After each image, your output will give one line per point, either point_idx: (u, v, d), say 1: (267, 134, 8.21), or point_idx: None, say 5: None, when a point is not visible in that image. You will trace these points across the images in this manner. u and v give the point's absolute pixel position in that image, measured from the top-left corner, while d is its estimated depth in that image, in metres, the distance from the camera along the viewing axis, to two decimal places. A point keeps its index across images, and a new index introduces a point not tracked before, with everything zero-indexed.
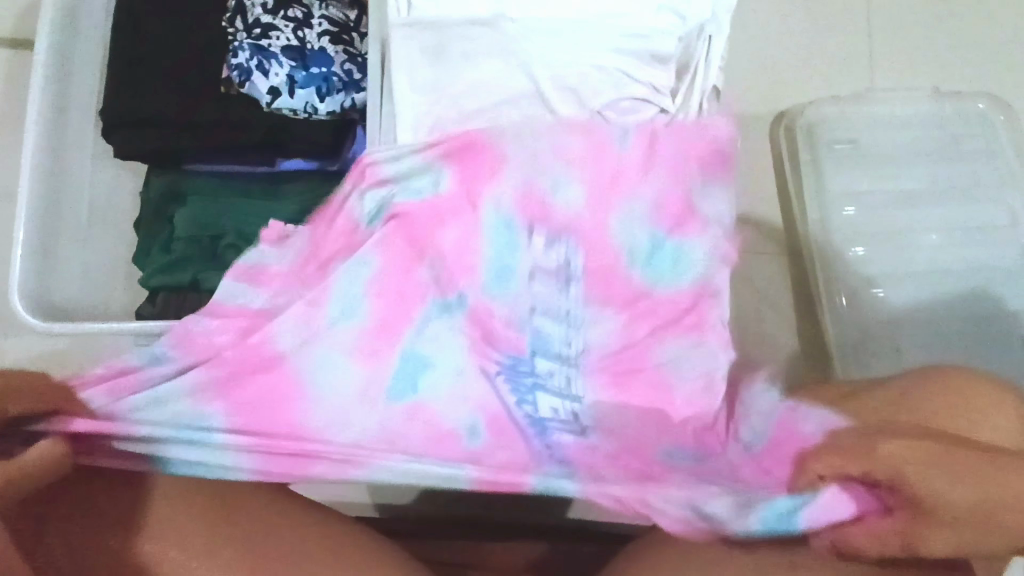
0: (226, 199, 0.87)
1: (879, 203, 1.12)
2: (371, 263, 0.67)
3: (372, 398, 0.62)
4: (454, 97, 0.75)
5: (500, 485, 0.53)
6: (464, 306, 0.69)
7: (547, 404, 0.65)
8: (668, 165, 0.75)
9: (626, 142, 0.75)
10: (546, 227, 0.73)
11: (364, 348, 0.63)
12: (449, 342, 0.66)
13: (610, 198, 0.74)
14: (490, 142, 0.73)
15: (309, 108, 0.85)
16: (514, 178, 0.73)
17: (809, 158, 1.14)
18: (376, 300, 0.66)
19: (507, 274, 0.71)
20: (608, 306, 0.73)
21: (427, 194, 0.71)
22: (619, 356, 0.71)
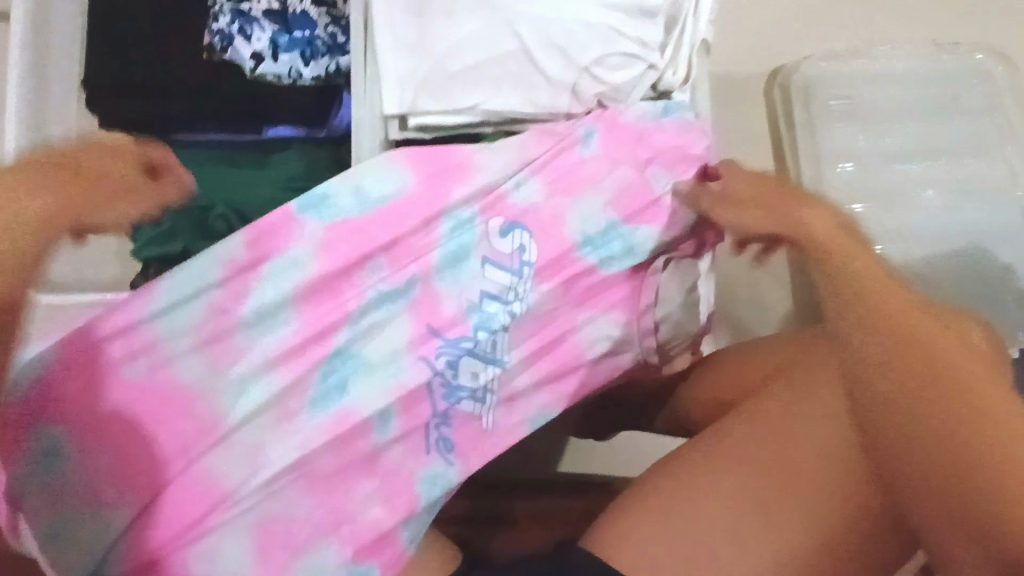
0: (214, 169, 0.87)
1: (875, 160, 1.11)
2: (307, 262, 0.64)
3: (292, 410, 0.61)
4: (438, 59, 0.73)
5: (399, 489, 0.64)
6: (409, 296, 0.67)
7: (468, 371, 0.68)
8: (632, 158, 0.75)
9: (590, 142, 0.74)
10: (501, 217, 0.70)
11: (296, 351, 0.62)
12: (389, 333, 0.66)
13: (570, 189, 0.72)
14: (456, 153, 0.70)
15: (293, 74, 0.83)
16: (478, 184, 0.70)
17: (803, 120, 1.13)
18: (314, 290, 0.63)
19: (460, 263, 0.69)
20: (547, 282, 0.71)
21: (390, 195, 0.67)
22: (545, 328, 0.72)
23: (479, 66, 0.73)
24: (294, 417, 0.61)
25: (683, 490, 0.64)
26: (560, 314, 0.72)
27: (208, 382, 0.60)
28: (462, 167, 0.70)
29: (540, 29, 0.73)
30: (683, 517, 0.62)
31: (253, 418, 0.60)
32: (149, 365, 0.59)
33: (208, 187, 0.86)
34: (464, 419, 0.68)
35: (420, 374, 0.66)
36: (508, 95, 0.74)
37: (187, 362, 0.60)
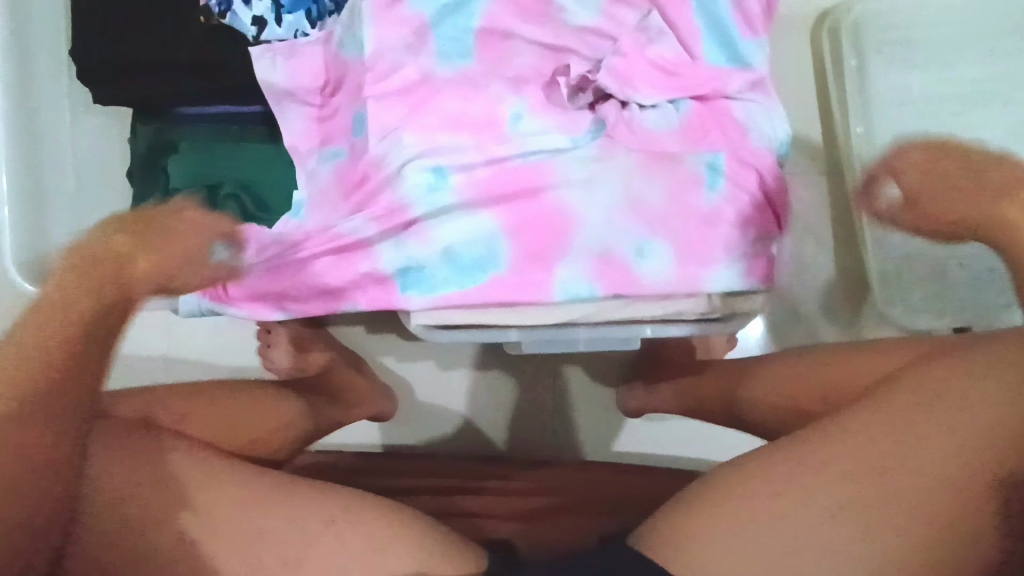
0: (220, 146, 0.82)
1: (931, 110, 1.02)
2: (368, 37, 0.70)
3: (418, 49, 0.69)
4: (454, 44, 0.68)
5: (473, 122, 0.67)
6: (479, 9, 0.68)
7: (525, 48, 0.68)
8: (695, 243, 0.66)
9: (590, 6, 0.69)
10: (555, 23, 0.68)
11: (385, 107, 0.69)
12: (473, 17, 0.68)
13: (703, 260, 0.66)
14: (419, 36, 0.69)
15: (299, 36, 0.79)
16: (500, 8, 0.68)
17: (855, 65, 1.04)
18: (380, 62, 0.69)
19: (461, 9, 0.68)
20: (514, 282, 0.66)
21: (458, 63, 0.68)
22: (665, 223, 0.66)
23: (492, 42, 0.68)
24: (352, 74, 0.75)
25: (773, 500, 0.54)
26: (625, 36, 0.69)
27: (385, 140, 0.69)
28: None
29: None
30: (772, 527, 0.53)
31: (384, 156, 0.69)
32: (309, 146, 0.80)
33: (212, 165, 0.81)
34: (591, 32, 0.69)
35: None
36: (528, 90, 0.68)
37: (287, 106, 0.79)
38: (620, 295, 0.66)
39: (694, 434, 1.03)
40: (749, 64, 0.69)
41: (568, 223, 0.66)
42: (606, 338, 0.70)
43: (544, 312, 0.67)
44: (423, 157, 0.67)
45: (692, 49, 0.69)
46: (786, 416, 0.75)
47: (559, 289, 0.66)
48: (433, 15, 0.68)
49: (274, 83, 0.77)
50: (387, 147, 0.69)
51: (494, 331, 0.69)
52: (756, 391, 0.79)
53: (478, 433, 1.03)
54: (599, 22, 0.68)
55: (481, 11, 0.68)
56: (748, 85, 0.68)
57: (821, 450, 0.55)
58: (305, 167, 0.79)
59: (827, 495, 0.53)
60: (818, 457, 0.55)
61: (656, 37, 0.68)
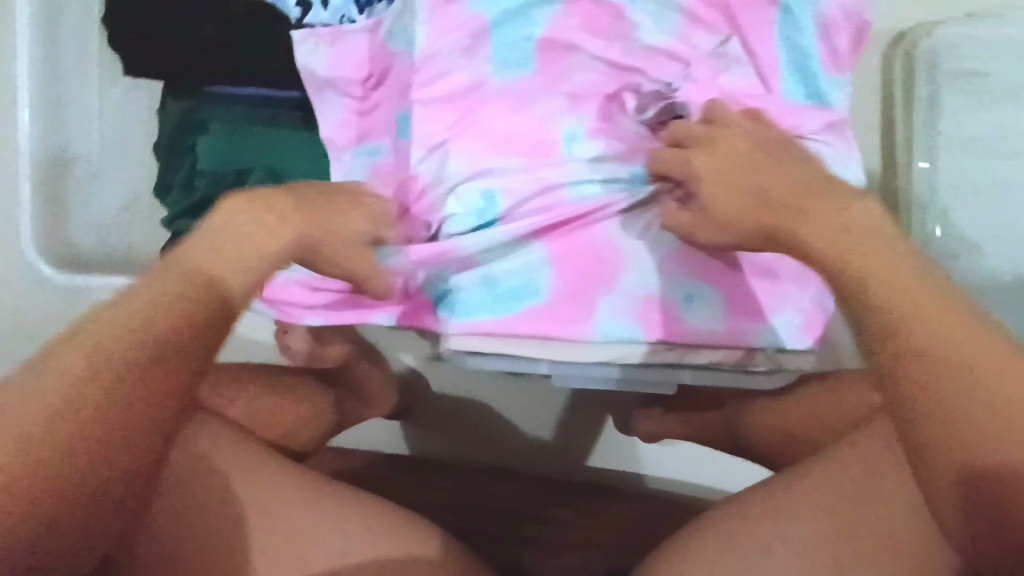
0: (250, 129, 0.78)
1: (1007, 151, 0.92)
2: (421, 35, 0.65)
3: (475, 54, 0.64)
4: (513, 54, 0.63)
5: (526, 142, 0.63)
6: (544, 19, 0.63)
7: (590, 65, 0.63)
8: (748, 295, 0.62)
9: (663, 23, 0.63)
10: (622, 40, 0.63)
11: (434, 114, 0.64)
12: (538, 27, 0.63)
13: (753, 313, 0.62)
14: (476, 40, 0.64)
15: (345, 22, 0.74)
16: (566, 19, 0.63)
17: (927, 93, 0.94)
18: (431, 65, 0.65)
19: (525, 15, 0.63)
20: (553, 317, 0.62)
21: (515, 74, 0.63)
22: (718, 269, 0.62)
23: (553, 53, 0.63)
24: (397, 68, 0.70)
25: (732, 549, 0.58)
26: (698, 62, 0.63)
27: (429, 149, 0.64)
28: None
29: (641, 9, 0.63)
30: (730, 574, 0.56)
31: (427, 167, 0.65)
32: (347, 137, 0.75)
33: (243, 149, 0.77)
34: (661, 54, 0.63)
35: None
36: (586, 111, 0.63)
37: (326, 95, 0.75)
38: (664, 342, 0.62)
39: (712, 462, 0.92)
40: (827, 102, 0.64)
41: (616, 259, 0.62)
42: (640, 380, 0.67)
43: (580, 351, 0.63)
44: (471, 173, 0.63)
45: (769, 81, 0.63)
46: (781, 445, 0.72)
47: (599, 328, 0.62)
48: (494, 18, 0.63)
49: (315, 72, 0.73)
50: (431, 157, 0.64)
51: (524, 361, 0.66)
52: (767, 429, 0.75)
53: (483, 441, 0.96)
54: (671, 43, 0.63)
55: (546, 21, 0.63)
56: (823, 126, 0.63)
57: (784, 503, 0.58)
58: (339, 162, 0.75)
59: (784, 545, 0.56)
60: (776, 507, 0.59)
61: (731, 64, 0.63)
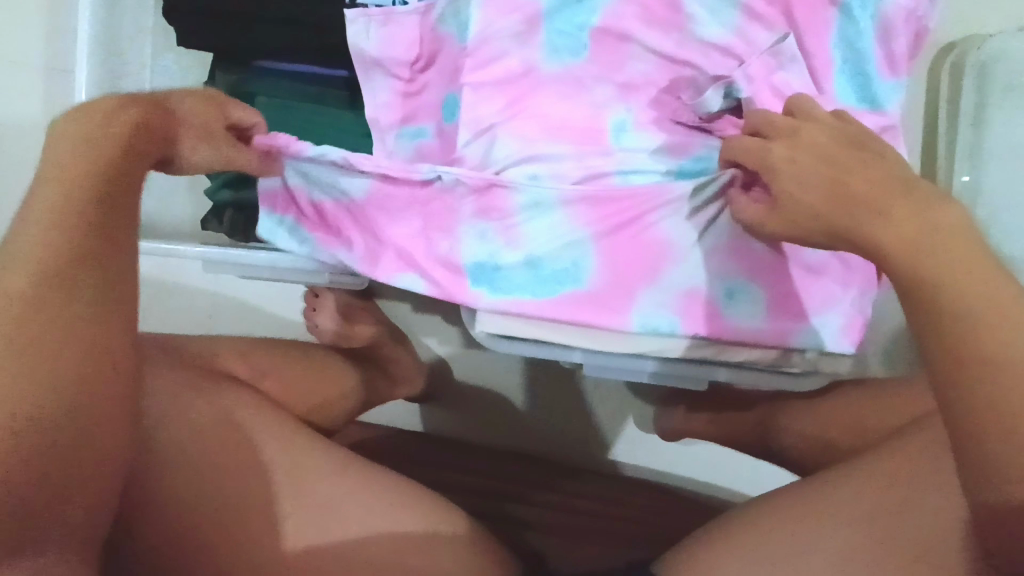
0: (297, 105, 0.80)
1: None
2: (476, 19, 0.65)
3: (529, 41, 0.64)
4: (567, 41, 0.63)
5: (575, 129, 0.63)
6: (600, 7, 0.63)
7: (642, 56, 0.63)
8: (791, 296, 0.61)
9: (719, 19, 0.63)
10: (677, 33, 0.63)
11: (484, 96, 0.65)
12: (594, 15, 0.63)
13: (794, 312, 0.62)
14: (530, 27, 0.64)
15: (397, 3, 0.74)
16: (621, 9, 0.63)
17: (973, 106, 0.91)
18: (484, 48, 0.65)
19: (581, 2, 0.63)
20: (593, 304, 0.62)
21: (569, 62, 0.63)
22: (763, 267, 0.62)
23: (608, 42, 0.63)
24: (448, 51, 0.70)
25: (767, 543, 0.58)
26: (753, 59, 0.62)
27: (478, 133, 0.65)
28: None
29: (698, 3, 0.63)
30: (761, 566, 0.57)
31: (475, 150, 0.65)
32: (394, 119, 0.76)
33: (289, 124, 0.79)
34: (714, 50, 0.63)
35: None
36: (635, 102, 0.63)
37: (376, 77, 0.76)
38: (703, 336, 0.61)
39: (724, 466, 0.94)
40: (879, 105, 0.63)
41: (662, 250, 0.62)
42: (674, 374, 0.67)
43: (616, 340, 0.63)
44: (518, 157, 0.63)
45: (822, 82, 0.63)
46: (822, 454, 0.71)
47: (640, 318, 0.62)
48: (550, 4, 0.63)
49: (364, 51, 0.74)
50: (480, 140, 0.65)
51: (559, 348, 0.66)
52: (792, 429, 0.75)
53: (502, 426, 0.98)
54: (727, 38, 0.63)
55: (603, 10, 0.63)
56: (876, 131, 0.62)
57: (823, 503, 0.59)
58: (382, 142, 0.76)
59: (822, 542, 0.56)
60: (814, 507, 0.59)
61: (788, 63, 0.61)
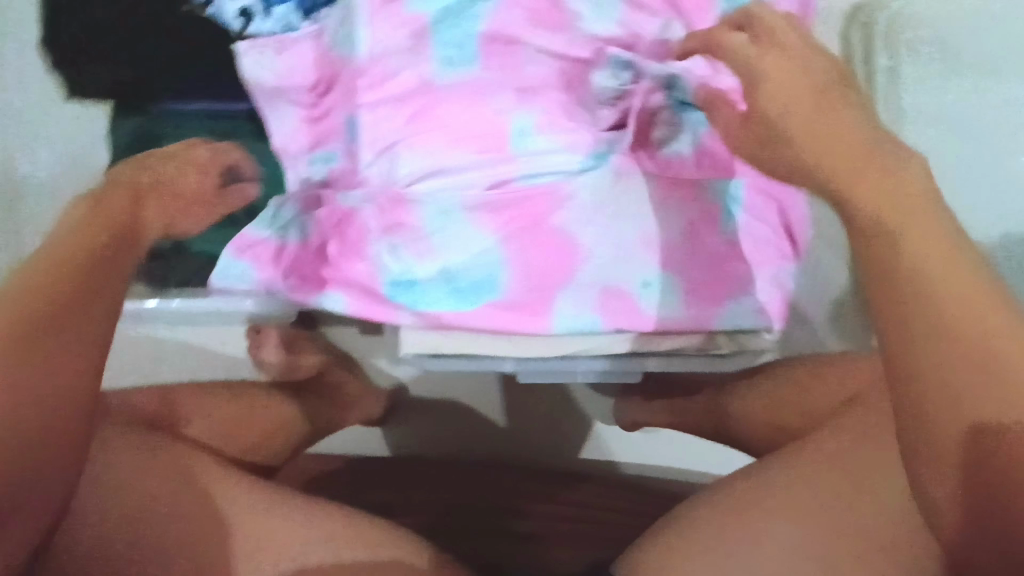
0: (205, 141, 0.75)
1: None
2: (364, 36, 0.64)
3: (419, 54, 0.62)
4: (458, 52, 0.62)
5: (475, 138, 0.62)
6: (485, 12, 0.62)
7: (535, 57, 0.62)
8: (707, 282, 0.61)
9: (604, 12, 0.63)
10: (566, 30, 0.62)
11: (379, 114, 0.63)
12: (480, 22, 0.62)
13: (713, 297, 0.62)
14: (419, 40, 0.62)
15: (288, 30, 0.73)
16: (507, 13, 0.62)
17: None
18: (375, 65, 0.63)
19: (465, 11, 0.62)
20: (513, 311, 0.61)
21: (461, 72, 0.62)
22: (678, 256, 0.61)
23: (498, 48, 0.62)
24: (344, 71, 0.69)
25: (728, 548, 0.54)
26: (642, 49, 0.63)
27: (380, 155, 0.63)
28: None
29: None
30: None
31: (378, 172, 0.63)
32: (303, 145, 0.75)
33: None
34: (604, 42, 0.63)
35: None
36: (534, 106, 0.61)
37: (278, 106, 0.74)
38: (623, 328, 0.61)
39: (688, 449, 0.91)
40: None
41: (575, 249, 0.61)
42: (607, 370, 0.66)
43: (541, 344, 0.63)
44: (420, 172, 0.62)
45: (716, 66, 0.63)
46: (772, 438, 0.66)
47: (561, 319, 0.61)
48: (435, 16, 0.62)
49: (264, 81, 0.73)
50: (382, 161, 0.63)
51: (488, 360, 0.65)
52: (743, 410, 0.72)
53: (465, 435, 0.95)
54: (614, 31, 0.63)
55: (487, 17, 0.62)
56: None
57: (786, 492, 0.55)
58: (293, 169, 0.74)
59: (787, 538, 0.53)
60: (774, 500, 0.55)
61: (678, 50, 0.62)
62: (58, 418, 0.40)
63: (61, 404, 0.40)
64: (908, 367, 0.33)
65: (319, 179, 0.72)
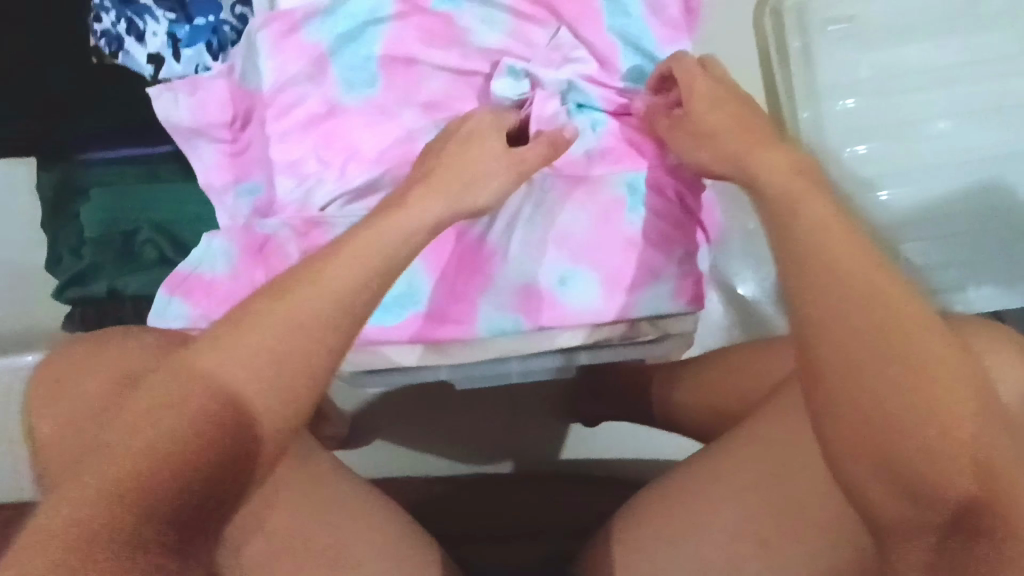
0: (132, 187, 0.76)
1: (887, 87, 0.88)
2: (266, 68, 0.65)
3: (322, 81, 0.65)
4: (359, 75, 0.64)
5: (383, 157, 0.64)
6: (380, 35, 0.64)
7: (430, 73, 0.65)
8: (622, 272, 0.63)
9: (494, 23, 0.65)
10: (458, 44, 0.65)
11: (290, 142, 0.65)
12: (377, 46, 0.64)
13: (629, 285, 0.63)
14: (320, 67, 0.65)
15: (201, 71, 0.75)
16: (400, 34, 0.64)
17: (801, 46, 0.88)
18: (281, 94, 0.65)
19: (360, 36, 0.64)
20: (436, 320, 0.63)
21: (365, 94, 0.64)
22: (590, 250, 0.63)
23: (396, 68, 0.64)
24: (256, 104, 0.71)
25: (679, 518, 0.54)
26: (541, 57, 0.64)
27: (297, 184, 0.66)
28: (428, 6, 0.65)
29: (472, 13, 0.65)
30: (675, 548, 0.53)
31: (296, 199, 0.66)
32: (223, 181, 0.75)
33: (127, 208, 0.76)
34: (499, 52, 0.65)
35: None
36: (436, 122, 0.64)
37: (196, 144, 0.75)
38: (545, 326, 0.63)
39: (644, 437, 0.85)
40: None
41: (489, 254, 0.63)
42: (538, 368, 0.67)
43: (470, 350, 0.64)
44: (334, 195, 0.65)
45: (608, 69, 0.65)
46: (713, 422, 0.66)
47: (484, 324, 0.63)
48: (332, 44, 0.65)
49: (179, 122, 0.73)
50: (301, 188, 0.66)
51: (421, 371, 0.66)
52: (685, 394, 0.69)
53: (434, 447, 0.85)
54: (505, 42, 0.65)
55: (382, 39, 0.64)
56: None
57: (737, 455, 0.54)
58: (223, 206, 0.75)
59: (729, 495, 0.53)
60: (722, 462, 0.54)
61: (569, 54, 0.65)
62: (205, 450, 0.40)
63: (208, 428, 0.40)
64: (827, 346, 0.40)
65: (244, 213, 0.74)
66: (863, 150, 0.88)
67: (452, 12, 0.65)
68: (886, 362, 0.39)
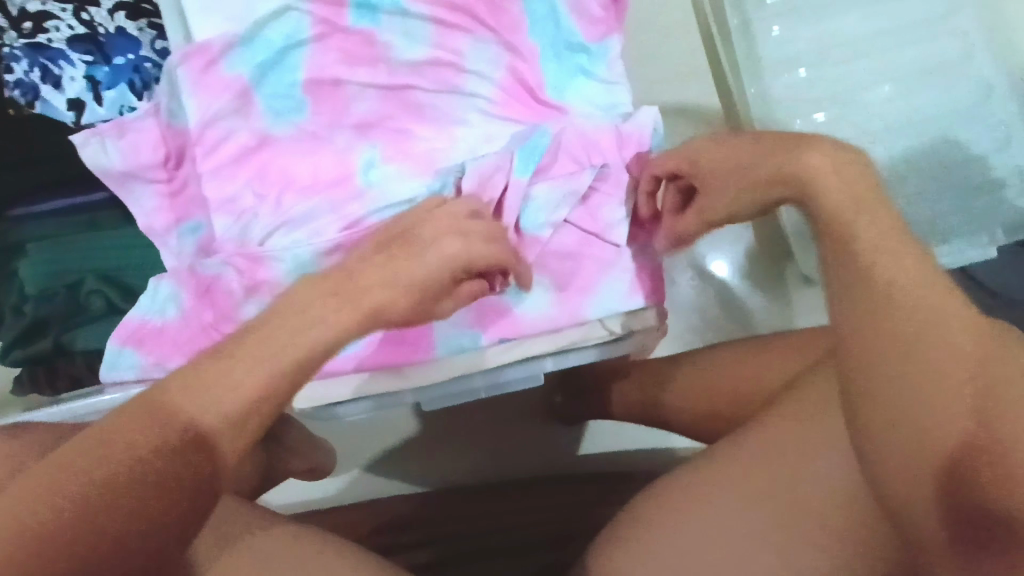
0: (73, 238, 0.71)
1: (825, 55, 0.87)
2: (188, 103, 0.63)
3: (250, 112, 0.63)
4: (287, 101, 0.63)
5: (321, 183, 0.63)
6: (303, 63, 0.64)
7: (357, 95, 0.64)
8: (571, 273, 0.63)
9: (414, 38, 0.65)
10: (380, 62, 0.64)
11: (225, 176, 0.63)
12: (301, 71, 0.64)
13: (579, 286, 0.63)
14: (247, 99, 0.64)
15: (126, 112, 0.73)
16: (321, 57, 0.64)
17: (740, 25, 0.86)
18: (208, 130, 0.63)
19: (281, 63, 0.64)
20: (396, 342, 0.62)
21: (295, 119, 0.63)
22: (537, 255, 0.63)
23: (323, 91, 0.64)
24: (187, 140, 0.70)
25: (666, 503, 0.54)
26: None
27: (235, 224, 0.64)
28: (345, 27, 0.65)
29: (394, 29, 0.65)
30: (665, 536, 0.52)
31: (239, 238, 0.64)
32: (165, 226, 0.72)
33: (69, 260, 0.71)
34: (428, 66, 0.65)
35: (346, 19, 0.65)
36: (375, 142, 0.63)
37: (132, 190, 0.72)
38: (502, 337, 0.62)
39: (627, 434, 0.84)
40: (592, 74, 0.66)
41: None
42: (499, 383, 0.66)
43: (429, 372, 0.63)
44: (275, 227, 0.63)
45: (530, 71, 0.65)
46: (703, 418, 0.65)
47: (444, 341, 0.62)
48: (253, 74, 0.64)
49: (108, 167, 0.69)
50: (242, 224, 0.64)
51: (388, 397, 0.65)
52: (676, 394, 0.68)
53: (424, 467, 0.84)
54: (430, 55, 0.65)
55: (303, 64, 0.64)
56: None
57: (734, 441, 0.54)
58: (166, 248, 0.72)
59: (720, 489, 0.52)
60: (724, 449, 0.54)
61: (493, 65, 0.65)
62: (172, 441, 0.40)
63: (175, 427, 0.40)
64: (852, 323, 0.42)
65: (188, 252, 0.72)
66: (821, 119, 0.86)
67: (371, 29, 0.65)
68: (907, 333, 0.40)
